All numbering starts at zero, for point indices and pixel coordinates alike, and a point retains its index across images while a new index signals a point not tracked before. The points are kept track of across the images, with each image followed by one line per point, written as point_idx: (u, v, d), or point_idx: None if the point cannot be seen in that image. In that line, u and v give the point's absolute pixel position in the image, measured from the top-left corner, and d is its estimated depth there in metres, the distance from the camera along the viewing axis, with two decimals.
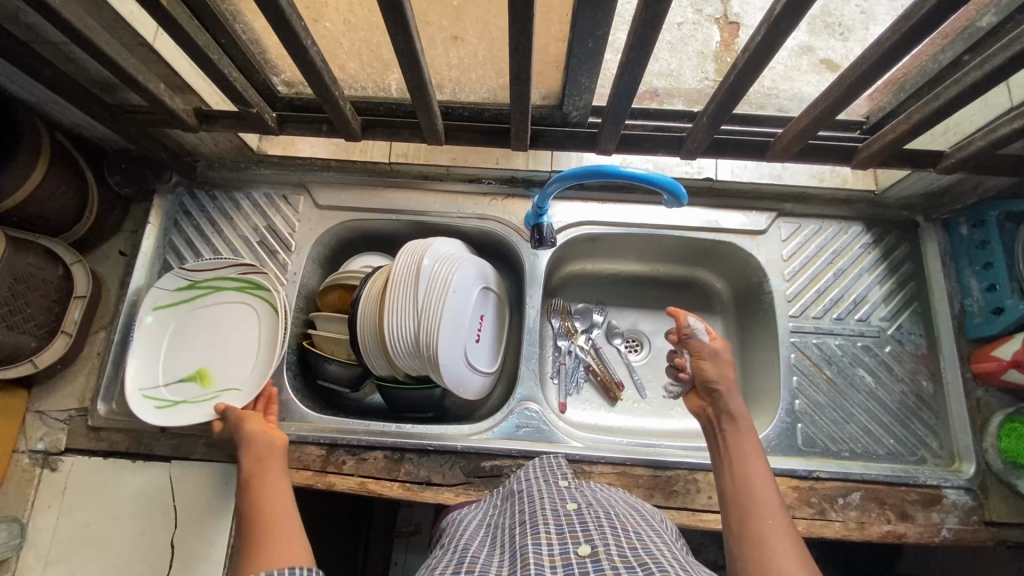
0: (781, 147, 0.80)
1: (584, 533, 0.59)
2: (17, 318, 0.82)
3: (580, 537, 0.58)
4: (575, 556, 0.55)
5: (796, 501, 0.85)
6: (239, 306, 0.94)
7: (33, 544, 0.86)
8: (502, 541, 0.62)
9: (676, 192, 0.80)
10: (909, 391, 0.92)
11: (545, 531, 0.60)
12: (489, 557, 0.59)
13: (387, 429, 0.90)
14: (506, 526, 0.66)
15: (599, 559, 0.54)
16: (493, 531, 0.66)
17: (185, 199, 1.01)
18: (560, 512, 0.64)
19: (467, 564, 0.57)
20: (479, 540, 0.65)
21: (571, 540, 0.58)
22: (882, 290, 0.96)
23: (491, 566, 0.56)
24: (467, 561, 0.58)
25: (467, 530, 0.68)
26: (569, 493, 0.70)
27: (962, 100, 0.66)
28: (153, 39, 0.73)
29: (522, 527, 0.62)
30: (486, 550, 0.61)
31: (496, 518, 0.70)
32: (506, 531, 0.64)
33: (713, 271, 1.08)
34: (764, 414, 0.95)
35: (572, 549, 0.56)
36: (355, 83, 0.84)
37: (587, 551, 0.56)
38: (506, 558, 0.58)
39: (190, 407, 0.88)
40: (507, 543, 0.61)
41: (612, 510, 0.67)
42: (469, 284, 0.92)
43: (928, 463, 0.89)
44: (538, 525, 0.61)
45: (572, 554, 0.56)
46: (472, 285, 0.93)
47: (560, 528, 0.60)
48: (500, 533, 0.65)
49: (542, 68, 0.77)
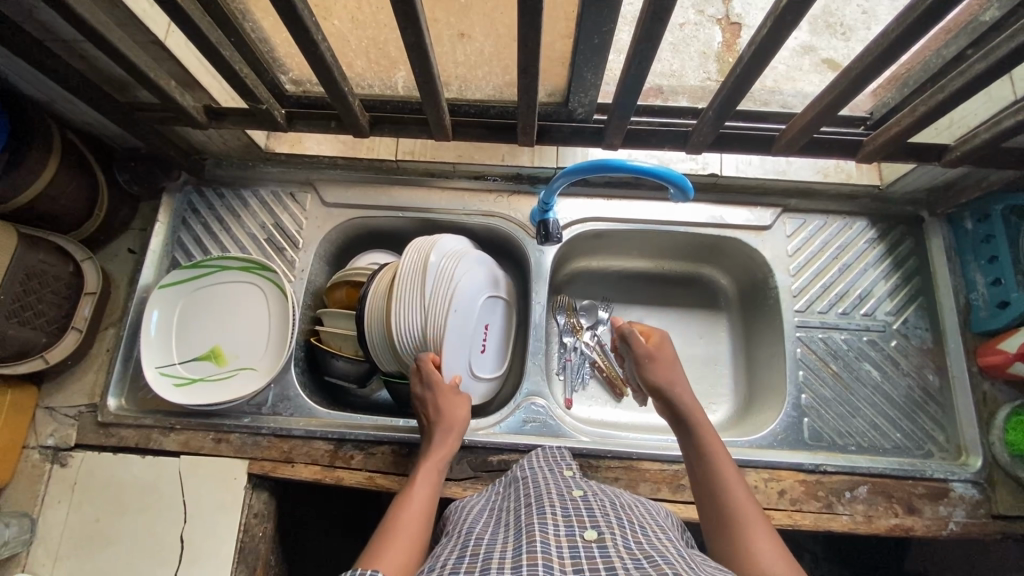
0: (785, 142, 0.81)
1: (590, 519, 0.59)
2: (28, 314, 0.82)
3: (587, 522, 0.58)
4: (581, 540, 0.55)
5: (803, 494, 0.85)
6: (247, 285, 0.96)
7: (43, 539, 0.86)
8: (507, 520, 0.63)
9: (683, 185, 0.80)
10: (915, 385, 0.92)
11: (552, 513, 0.60)
12: (493, 537, 0.60)
13: (395, 424, 0.90)
14: (511, 508, 0.66)
15: (606, 545, 0.54)
16: (498, 513, 0.67)
17: (194, 197, 1.02)
18: (566, 497, 0.65)
19: (473, 547, 0.57)
20: (484, 522, 0.65)
21: (577, 524, 0.58)
22: (887, 285, 0.97)
23: (496, 545, 0.56)
24: (473, 544, 0.58)
25: (473, 516, 0.68)
26: (576, 481, 0.71)
27: (967, 91, 0.67)
28: (165, 36, 0.73)
29: (528, 509, 0.62)
30: (491, 532, 0.61)
31: (499, 502, 0.71)
32: (511, 513, 0.65)
33: (718, 267, 1.09)
34: (770, 408, 0.95)
35: (579, 532, 0.57)
36: (363, 81, 0.86)
37: (594, 536, 0.56)
38: (511, 537, 0.58)
39: (208, 384, 0.91)
40: (512, 522, 0.62)
41: (617, 499, 0.67)
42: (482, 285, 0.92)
43: (935, 457, 0.89)
44: (544, 507, 0.62)
45: (579, 537, 0.56)
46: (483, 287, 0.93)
47: (566, 512, 0.60)
48: (504, 514, 0.66)
49: (548, 64, 0.78)
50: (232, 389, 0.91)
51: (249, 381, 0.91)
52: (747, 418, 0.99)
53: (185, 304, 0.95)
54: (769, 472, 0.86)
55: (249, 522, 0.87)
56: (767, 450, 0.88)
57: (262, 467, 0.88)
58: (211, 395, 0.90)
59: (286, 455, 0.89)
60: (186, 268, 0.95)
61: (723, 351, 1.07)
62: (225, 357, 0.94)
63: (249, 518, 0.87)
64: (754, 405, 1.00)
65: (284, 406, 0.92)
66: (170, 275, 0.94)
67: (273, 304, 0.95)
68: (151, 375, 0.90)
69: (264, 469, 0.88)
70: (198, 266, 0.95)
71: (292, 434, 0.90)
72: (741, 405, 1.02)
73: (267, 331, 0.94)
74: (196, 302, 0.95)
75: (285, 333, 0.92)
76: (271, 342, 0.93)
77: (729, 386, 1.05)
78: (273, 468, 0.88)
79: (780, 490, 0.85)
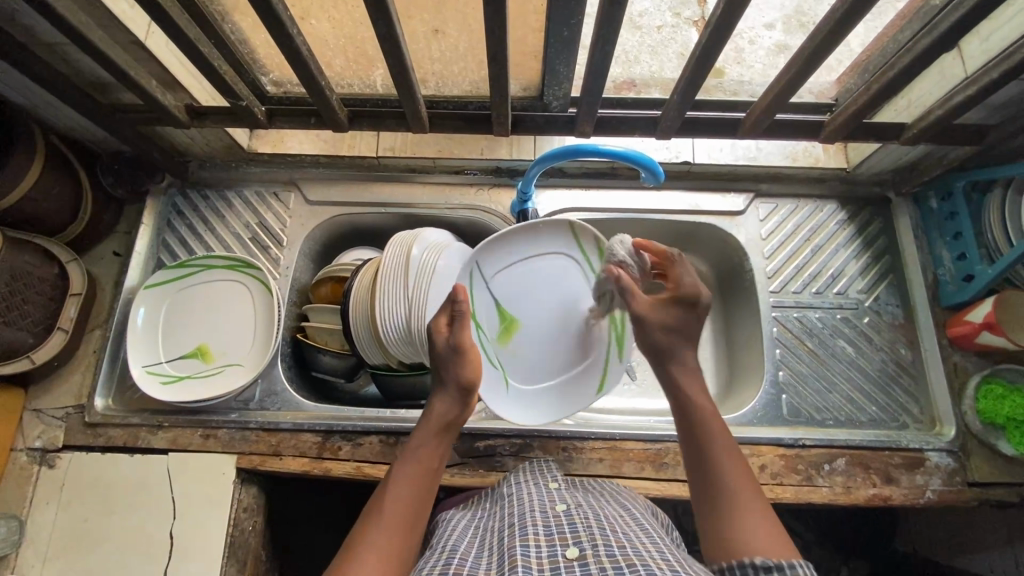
0: (749, 125, 0.83)
1: (572, 535, 0.59)
2: (14, 315, 0.83)
3: (569, 539, 0.58)
4: (563, 560, 0.55)
5: (784, 469, 0.87)
6: (231, 284, 0.97)
7: (32, 541, 0.86)
8: (492, 541, 0.63)
9: (653, 168, 0.82)
10: (889, 359, 0.95)
11: (533, 534, 0.60)
12: (476, 561, 0.59)
13: (381, 414, 0.92)
14: (495, 528, 0.66)
15: (587, 561, 0.54)
16: (482, 534, 0.67)
17: (178, 200, 1.04)
18: (548, 513, 0.65)
19: (455, 568, 0.57)
20: (467, 542, 0.65)
21: (560, 543, 0.58)
22: (859, 264, 0.99)
23: (479, 570, 0.56)
24: (455, 564, 0.58)
25: (459, 532, 0.68)
26: (558, 494, 0.71)
27: (917, 67, 0.70)
28: (145, 36, 0.75)
29: (511, 530, 0.63)
30: (474, 552, 0.61)
31: (484, 520, 0.71)
32: (494, 534, 0.64)
33: (696, 253, 1.11)
34: (750, 387, 0.97)
35: (560, 551, 0.57)
36: (342, 80, 0.88)
37: (575, 554, 0.56)
38: (494, 562, 0.58)
39: (195, 382, 0.92)
40: (495, 544, 0.62)
41: (601, 510, 0.67)
42: (557, 266, 0.85)
43: (910, 429, 0.91)
44: (527, 527, 0.62)
45: (561, 557, 0.56)
46: (546, 263, 0.85)
47: (549, 531, 0.61)
48: (487, 535, 0.66)
49: (520, 58, 0.82)
50: (220, 385, 0.92)
51: (235, 377, 0.92)
52: (728, 398, 1.02)
53: (171, 304, 0.97)
54: (749, 447, 0.88)
55: (238, 516, 0.87)
56: (747, 427, 0.91)
57: (251, 461, 0.89)
58: (198, 392, 0.91)
59: (275, 448, 0.90)
60: (169, 269, 0.96)
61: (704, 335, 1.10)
62: (211, 354, 0.95)
63: (238, 513, 0.87)
64: (734, 386, 1.02)
65: (271, 400, 0.93)
66: (154, 276, 0.96)
67: (258, 302, 0.96)
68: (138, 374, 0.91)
69: (253, 463, 0.88)
70: (181, 266, 0.97)
71: (279, 428, 0.91)
72: (723, 387, 1.05)
73: (254, 327, 0.95)
74: (180, 301, 0.97)
75: (270, 328, 0.94)
76: (257, 339, 0.95)
77: (711, 370, 1.07)
78: (261, 461, 0.89)
79: (761, 465, 0.87)
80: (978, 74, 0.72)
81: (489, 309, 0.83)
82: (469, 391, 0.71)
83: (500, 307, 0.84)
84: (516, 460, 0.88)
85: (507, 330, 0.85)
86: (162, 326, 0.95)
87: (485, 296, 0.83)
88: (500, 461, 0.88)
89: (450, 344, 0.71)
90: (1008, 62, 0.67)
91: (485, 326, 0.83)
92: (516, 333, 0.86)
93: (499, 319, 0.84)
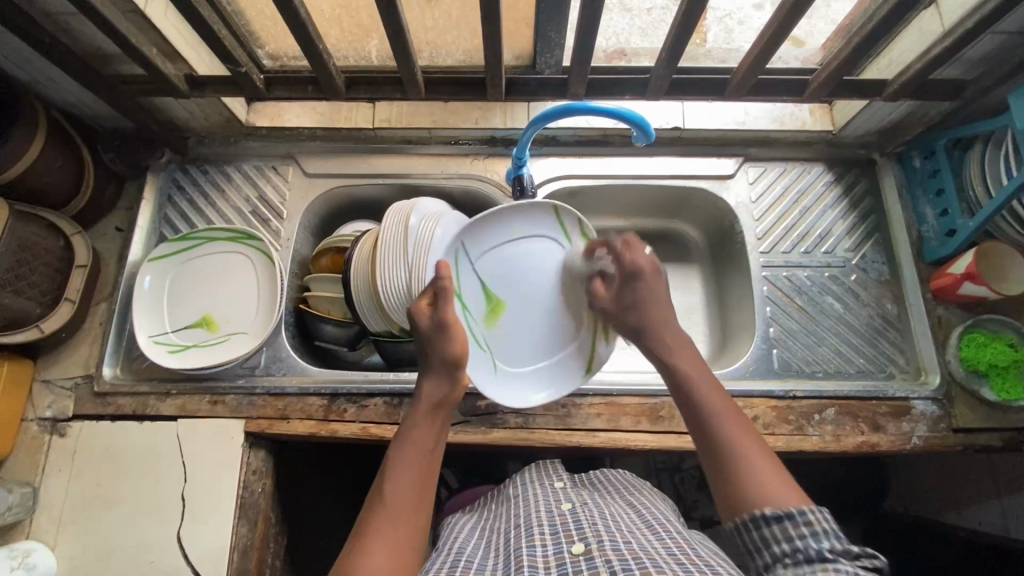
0: (737, 83, 0.85)
1: (578, 532, 0.62)
2: (22, 284, 0.85)
3: (575, 536, 0.61)
4: (569, 556, 0.57)
5: (776, 419, 0.90)
6: (235, 256, 0.99)
7: (45, 507, 0.88)
8: (498, 542, 0.66)
9: (644, 127, 0.83)
10: (875, 315, 0.98)
11: (539, 533, 0.63)
12: (483, 560, 0.62)
13: (385, 377, 0.94)
14: (500, 529, 0.69)
15: (592, 556, 0.57)
16: (490, 534, 0.70)
17: (178, 175, 1.05)
18: (555, 513, 0.67)
19: (462, 569, 0.59)
20: (474, 543, 0.68)
21: (566, 540, 0.60)
22: (846, 224, 1.02)
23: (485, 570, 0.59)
24: (462, 565, 0.60)
25: (465, 536, 0.71)
26: (566, 495, 0.74)
27: (893, 18, 0.73)
28: (144, 4, 0.76)
29: (518, 530, 0.66)
30: (481, 553, 0.64)
31: (491, 521, 0.74)
32: (501, 536, 0.67)
33: (688, 220, 1.14)
34: (742, 345, 1.00)
35: (567, 549, 0.59)
36: (338, 52, 0.90)
37: (581, 549, 0.58)
38: (501, 562, 0.60)
39: (203, 351, 0.95)
40: (502, 545, 0.64)
41: (606, 506, 0.70)
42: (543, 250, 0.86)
43: (896, 379, 0.95)
44: (533, 527, 0.65)
45: (567, 554, 0.58)
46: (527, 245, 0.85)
47: (555, 530, 0.63)
48: (495, 537, 0.68)
49: (513, 25, 0.85)
50: (225, 353, 0.94)
51: (240, 345, 0.94)
52: (722, 356, 1.05)
53: (175, 276, 0.98)
54: (743, 400, 0.91)
55: (248, 478, 0.90)
56: (739, 380, 0.94)
57: (259, 425, 0.91)
58: (206, 359, 0.94)
59: (282, 412, 0.92)
60: (172, 241, 0.98)
61: (697, 300, 1.13)
62: (216, 325, 0.97)
63: (248, 475, 0.90)
64: (727, 345, 1.06)
65: (276, 366, 0.95)
66: (156, 248, 0.98)
67: (262, 275, 0.98)
68: (147, 344, 0.93)
69: (261, 427, 0.91)
70: (183, 238, 0.98)
71: (286, 392, 0.93)
72: (716, 348, 1.08)
73: (257, 297, 0.98)
74: (185, 274, 0.99)
75: (273, 296, 0.96)
76: (260, 308, 0.97)
77: (704, 331, 1.10)
78: (269, 425, 0.91)
79: (754, 416, 0.90)
80: (954, 26, 0.75)
81: (474, 289, 0.84)
82: (456, 367, 0.72)
83: (485, 289, 0.85)
84: (516, 416, 0.91)
85: (495, 311, 0.86)
86: (167, 296, 0.97)
87: (469, 278, 0.83)
88: (501, 419, 0.91)
89: (435, 322, 0.73)
90: (984, 12, 0.70)
91: (470, 306, 0.84)
92: (504, 313, 0.86)
93: (485, 300, 0.85)
